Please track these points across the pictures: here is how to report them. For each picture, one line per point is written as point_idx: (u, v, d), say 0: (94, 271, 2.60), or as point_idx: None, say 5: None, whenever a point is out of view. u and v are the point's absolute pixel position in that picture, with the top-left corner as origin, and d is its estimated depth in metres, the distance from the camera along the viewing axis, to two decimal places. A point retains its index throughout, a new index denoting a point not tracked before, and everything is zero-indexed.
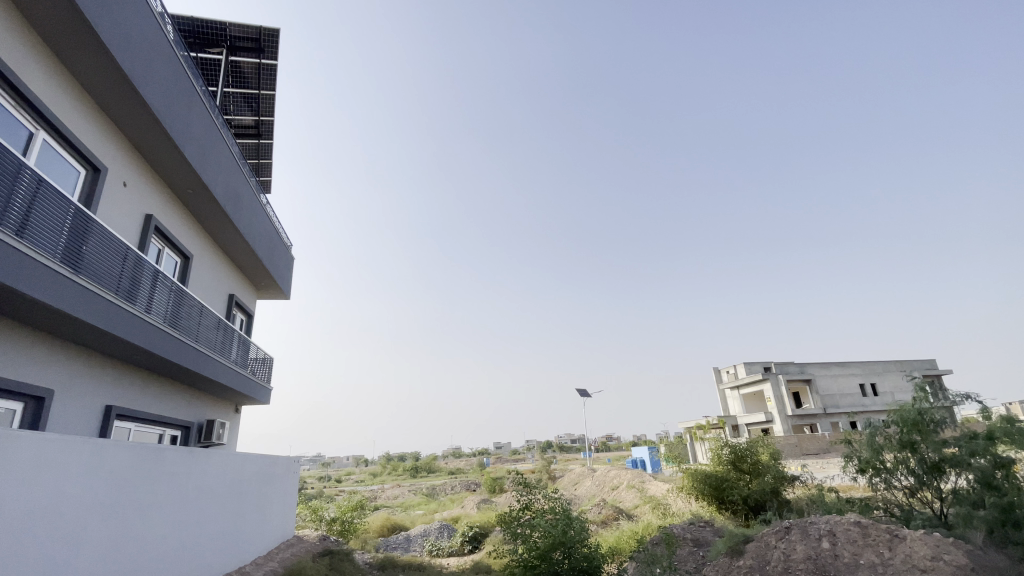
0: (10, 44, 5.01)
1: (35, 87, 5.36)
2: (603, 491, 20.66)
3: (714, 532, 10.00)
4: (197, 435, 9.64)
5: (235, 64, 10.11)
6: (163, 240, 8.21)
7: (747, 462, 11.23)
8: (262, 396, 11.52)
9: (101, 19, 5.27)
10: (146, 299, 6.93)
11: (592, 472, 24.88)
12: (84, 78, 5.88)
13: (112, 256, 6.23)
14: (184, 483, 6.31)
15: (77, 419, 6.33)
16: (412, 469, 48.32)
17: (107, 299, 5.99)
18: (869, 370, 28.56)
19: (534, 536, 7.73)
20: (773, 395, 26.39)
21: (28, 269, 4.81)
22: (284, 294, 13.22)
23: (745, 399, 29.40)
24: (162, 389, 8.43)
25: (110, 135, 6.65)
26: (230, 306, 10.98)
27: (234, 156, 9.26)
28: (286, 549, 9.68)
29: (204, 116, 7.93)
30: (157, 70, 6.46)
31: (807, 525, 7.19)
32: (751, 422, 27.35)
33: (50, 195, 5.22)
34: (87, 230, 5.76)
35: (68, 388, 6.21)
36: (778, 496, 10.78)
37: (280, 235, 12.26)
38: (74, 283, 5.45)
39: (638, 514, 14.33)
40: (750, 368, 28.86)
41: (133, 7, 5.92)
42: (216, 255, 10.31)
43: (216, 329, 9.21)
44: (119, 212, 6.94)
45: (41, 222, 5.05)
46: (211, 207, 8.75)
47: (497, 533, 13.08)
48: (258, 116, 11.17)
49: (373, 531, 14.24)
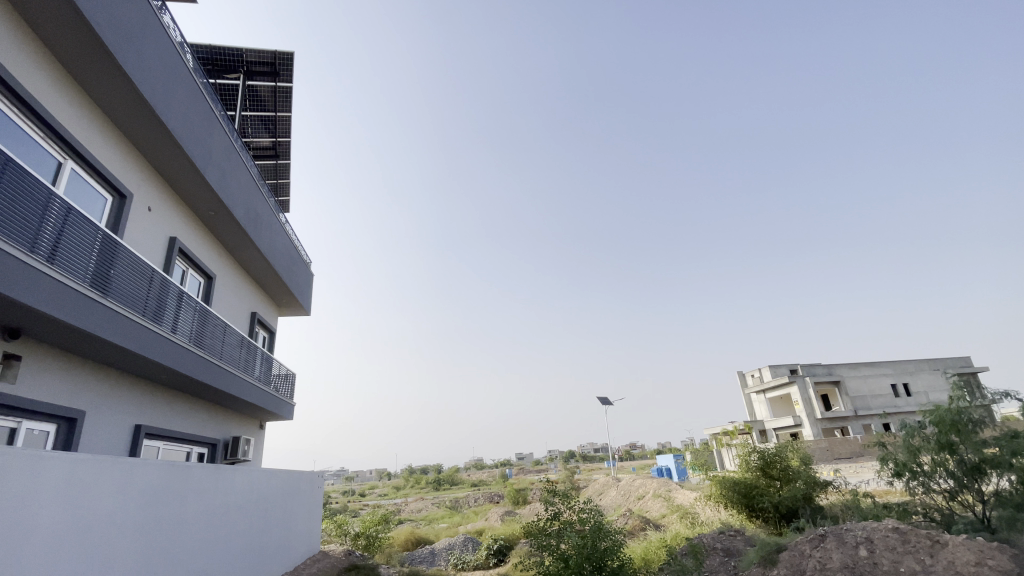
0: (38, 79, 5.23)
1: (63, 119, 5.58)
2: (628, 500, 20.28)
3: (745, 541, 9.72)
4: (223, 452, 9.77)
5: (252, 88, 10.38)
6: (187, 261, 8.41)
7: (777, 468, 10.95)
8: (286, 412, 11.67)
9: (123, 49, 5.47)
10: (171, 319, 7.10)
11: (617, 481, 24.47)
12: (109, 107, 6.09)
13: (139, 278, 6.40)
14: (212, 498, 6.40)
15: (107, 439, 6.48)
16: (435, 482, 48.24)
17: (135, 320, 6.16)
18: (901, 370, 27.68)
19: (562, 547, 7.63)
20: (801, 398, 25.72)
21: (59, 294, 4.98)
22: (305, 311, 13.41)
23: (772, 404, 28.69)
24: (188, 408, 8.58)
25: (134, 161, 6.86)
26: (253, 323, 11.20)
27: (254, 178, 9.52)
28: (312, 564, 9.68)
29: (224, 140, 8.15)
30: (178, 97, 6.67)
31: (843, 533, 6.94)
32: (779, 427, 26.67)
33: (79, 222, 5.40)
34: (114, 254, 5.95)
35: (98, 409, 6.36)
36: (811, 503, 10.43)
37: (300, 253, 12.49)
38: (103, 306, 5.62)
39: (666, 523, 14.03)
40: (776, 371, 28.23)
41: (153, 36, 6.12)
42: (239, 275, 10.54)
43: (240, 346, 9.38)
44: (145, 237, 7.15)
45: (70, 249, 5.23)
46: (233, 227, 8.96)
47: (522, 545, 12.90)
48: (275, 137, 11.42)
49: (398, 545, 14.21)
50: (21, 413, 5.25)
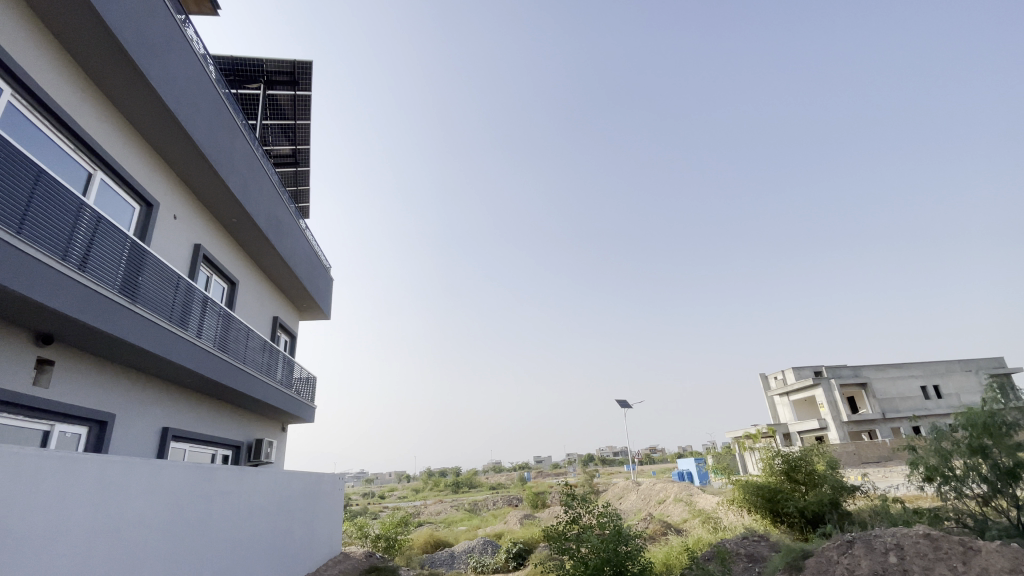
0: (69, 94, 5.44)
1: (93, 132, 5.79)
2: (649, 504, 20.03)
3: (769, 547, 9.51)
4: (246, 454, 9.96)
5: (272, 97, 10.61)
6: (211, 267, 8.62)
7: (802, 472, 10.71)
8: (307, 415, 11.85)
9: (150, 63, 5.66)
10: (196, 324, 7.27)
11: (637, 485, 24.18)
12: (136, 119, 6.29)
13: (165, 285, 6.57)
14: (236, 500, 6.52)
15: (136, 441, 6.66)
16: (454, 484, 48.36)
17: (162, 325, 6.33)
18: (931, 371, 26.84)
19: (582, 551, 7.58)
20: (826, 400, 25.11)
21: (91, 301, 5.16)
22: (325, 315, 13.60)
23: (796, 407, 28.08)
24: (213, 410, 8.76)
25: (160, 171, 7.07)
26: (275, 328, 11.41)
27: (275, 185, 9.71)
28: (333, 566, 9.77)
29: (246, 149, 8.33)
30: (201, 107, 6.84)
31: (872, 538, 6.75)
32: (804, 430, 26.08)
33: (109, 231, 5.59)
34: (142, 262, 6.12)
35: (127, 412, 6.55)
36: (838, 508, 10.14)
37: (320, 258, 12.69)
38: (132, 312, 5.79)
39: (688, 528, 13.82)
40: (800, 373, 27.65)
41: (178, 50, 6.31)
42: (261, 280, 10.77)
43: (262, 350, 9.56)
44: (171, 244, 7.35)
45: (101, 257, 5.40)
46: (255, 234, 9.16)
47: (542, 549, 12.83)
48: (295, 145, 11.65)
49: (417, 547, 14.27)
50: (54, 416, 5.43)
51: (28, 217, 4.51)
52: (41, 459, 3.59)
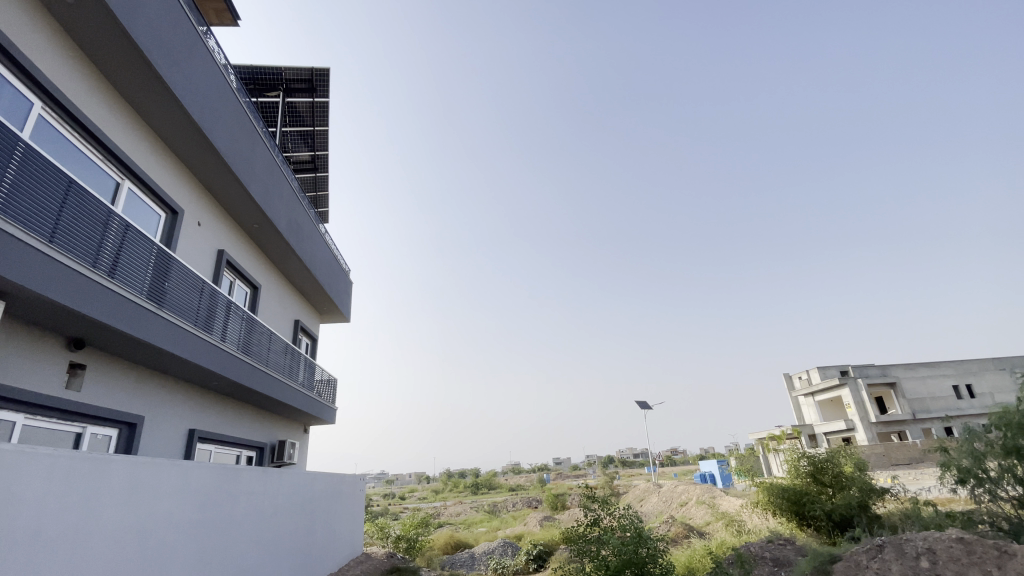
0: (98, 106, 5.63)
1: (121, 143, 5.99)
2: (671, 507, 19.78)
3: (795, 550, 9.31)
4: (270, 455, 10.14)
5: (292, 105, 10.80)
6: (234, 272, 8.81)
7: (828, 475, 10.45)
8: (328, 416, 12.02)
9: (173, 74, 5.82)
10: (220, 328, 7.44)
11: (658, 488, 23.88)
12: (161, 128, 6.47)
13: (191, 290, 6.75)
14: (260, 500, 6.65)
15: (164, 443, 6.84)
16: (473, 486, 48.48)
17: (188, 330, 6.49)
18: (963, 369, 25.96)
19: (603, 553, 7.53)
20: (853, 400, 24.49)
21: (120, 306, 5.32)
22: (345, 318, 13.78)
23: (822, 407, 27.44)
24: (237, 413, 8.95)
25: (184, 179, 7.26)
26: (296, 331, 11.61)
27: (295, 191, 9.89)
28: (355, 565, 9.90)
29: (266, 156, 8.51)
30: (223, 116, 7.00)
31: (902, 543, 6.55)
32: (831, 431, 25.45)
33: (137, 238, 5.76)
34: (168, 268, 6.29)
35: (155, 414, 6.73)
36: (867, 511, 9.85)
37: (339, 262, 12.88)
38: (160, 317, 5.94)
39: (711, 531, 13.61)
40: (826, 373, 27.02)
41: (200, 60, 6.47)
42: (283, 285, 10.98)
43: (284, 353, 9.73)
44: (196, 251, 7.54)
45: (129, 264, 5.56)
46: (276, 239, 9.33)
47: (563, 551, 12.78)
48: (314, 151, 11.85)
49: (438, 548, 14.36)
50: (86, 419, 5.61)
51: (60, 226, 4.68)
52: (73, 461, 3.71)
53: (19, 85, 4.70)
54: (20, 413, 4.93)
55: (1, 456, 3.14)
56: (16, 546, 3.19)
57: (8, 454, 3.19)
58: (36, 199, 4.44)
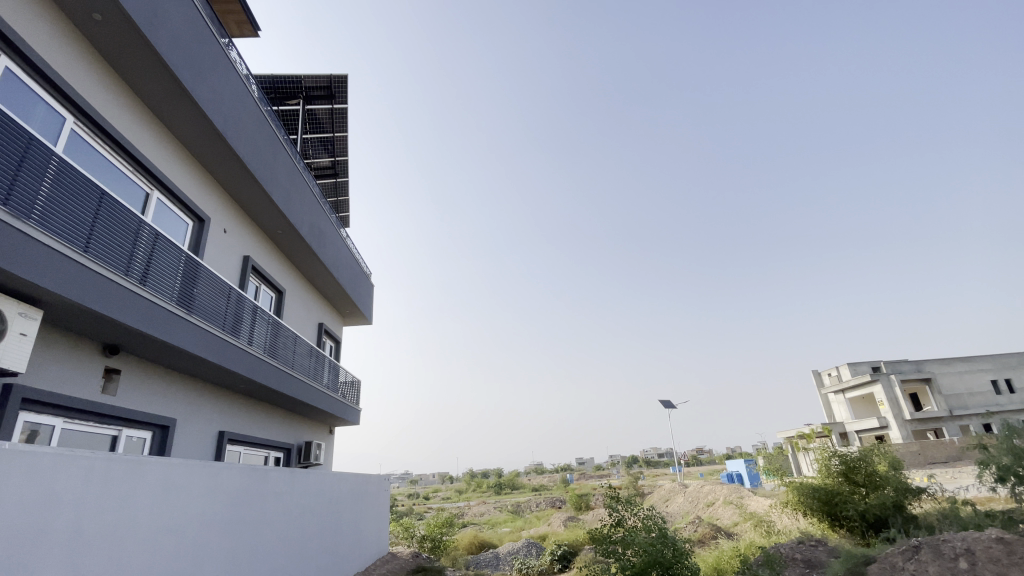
0: (127, 119, 5.83)
1: (149, 154, 6.19)
2: (697, 507, 19.48)
3: (827, 551, 9.08)
4: (297, 456, 10.35)
5: (311, 112, 11.00)
6: (260, 277, 9.01)
7: (861, 474, 10.14)
8: (353, 417, 12.20)
9: (197, 86, 6.00)
10: (247, 332, 7.62)
11: (683, 488, 23.52)
12: (187, 139, 6.66)
13: (218, 296, 6.94)
14: (288, 500, 6.78)
15: (195, 445, 7.03)
16: (496, 486, 48.58)
17: (216, 334, 6.67)
18: (1002, 364, 24.95)
19: (628, 554, 7.44)
20: (886, 397, 23.75)
21: (152, 312, 5.50)
22: (367, 320, 13.96)
23: (853, 404, 26.64)
24: (265, 415, 9.15)
25: (210, 188, 7.46)
26: (320, 334, 11.81)
27: (317, 197, 10.08)
28: (381, 565, 10.00)
29: (288, 163, 8.68)
30: (245, 125, 7.18)
31: (940, 543, 6.33)
32: (863, 429, 24.72)
33: (166, 246, 5.94)
34: (196, 274, 6.48)
35: (186, 416, 6.93)
36: (903, 512, 9.51)
37: (361, 265, 13.06)
38: (189, 322, 6.13)
39: (739, 531, 13.36)
40: (856, 369, 26.26)
41: (223, 72, 6.65)
42: (307, 289, 11.18)
43: (309, 356, 9.92)
44: (222, 257, 7.75)
45: (159, 271, 5.75)
46: (299, 244, 9.52)
47: (587, 551, 12.70)
48: (334, 156, 12.05)
49: (462, 548, 14.44)
50: (122, 422, 5.81)
51: (94, 237, 4.87)
52: (110, 463, 3.84)
53: (52, 102, 4.91)
54: (59, 417, 5.14)
55: (41, 460, 3.28)
56: (54, 547, 3.30)
57: (47, 458, 3.32)
58: (71, 211, 4.63)
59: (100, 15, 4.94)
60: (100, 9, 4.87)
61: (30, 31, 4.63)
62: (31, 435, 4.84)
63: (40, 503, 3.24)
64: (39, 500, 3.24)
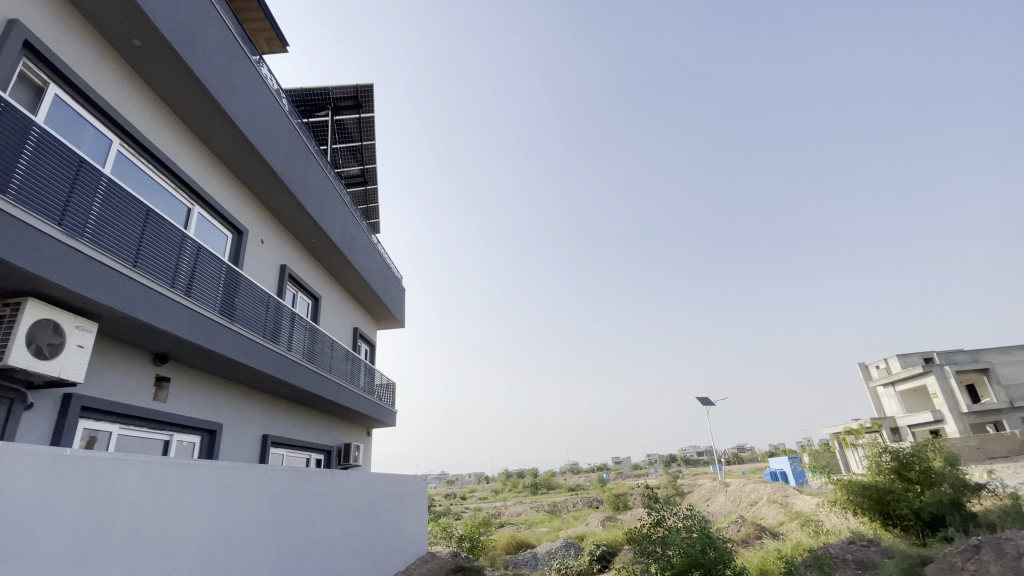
0: (169, 139, 6.12)
1: (190, 172, 6.48)
2: (740, 507, 18.95)
3: (881, 552, 8.68)
4: (337, 458, 10.62)
5: (340, 122, 11.28)
6: (296, 285, 9.30)
7: (915, 471, 9.64)
8: (389, 419, 12.45)
9: (232, 104, 6.25)
10: (286, 338, 7.87)
11: (724, 487, 22.90)
12: (223, 154, 6.93)
13: (258, 304, 7.20)
14: (329, 501, 6.96)
15: (240, 448, 7.31)
16: (532, 486, 48.59)
17: (258, 341, 6.92)
18: None
19: (668, 554, 7.30)
20: (940, 389, 22.56)
21: (197, 322, 5.74)
22: (400, 323, 14.19)
23: (903, 398, 25.43)
24: (305, 418, 9.43)
25: (247, 200, 7.73)
26: (355, 338, 12.09)
27: (348, 205, 10.33)
28: (422, 565, 10.14)
29: (319, 173, 8.93)
30: (278, 138, 7.42)
31: (1002, 542, 5.98)
32: (915, 424, 23.54)
33: (208, 258, 6.20)
34: (236, 284, 6.74)
35: (232, 421, 7.22)
36: (961, 510, 9.02)
37: (392, 270, 13.30)
38: (232, 330, 6.38)
39: (785, 531, 12.93)
40: (907, 361, 25.04)
41: (255, 88, 6.90)
42: (341, 295, 11.45)
43: (346, 359, 10.16)
44: (261, 267, 8.04)
45: (202, 282, 6.01)
46: (332, 252, 9.77)
47: (627, 552, 12.53)
48: (363, 165, 12.33)
49: (501, 548, 14.52)
50: (172, 427, 6.10)
51: (142, 252, 5.13)
52: (163, 467, 4.04)
53: (100, 126, 5.21)
54: (115, 424, 5.43)
55: (100, 463, 3.47)
56: (114, 548, 3.49)
57: (105, 462, 3.51)
58: (120, 228, 4.89)
59: (140, 41, 5.21)
60: (140, 34, 5.13)
61: (78, 60, 4.92)
62: (91, 441, 5.13)
63: (99, 505, 3.42)
64: (99, 503, 3.42)
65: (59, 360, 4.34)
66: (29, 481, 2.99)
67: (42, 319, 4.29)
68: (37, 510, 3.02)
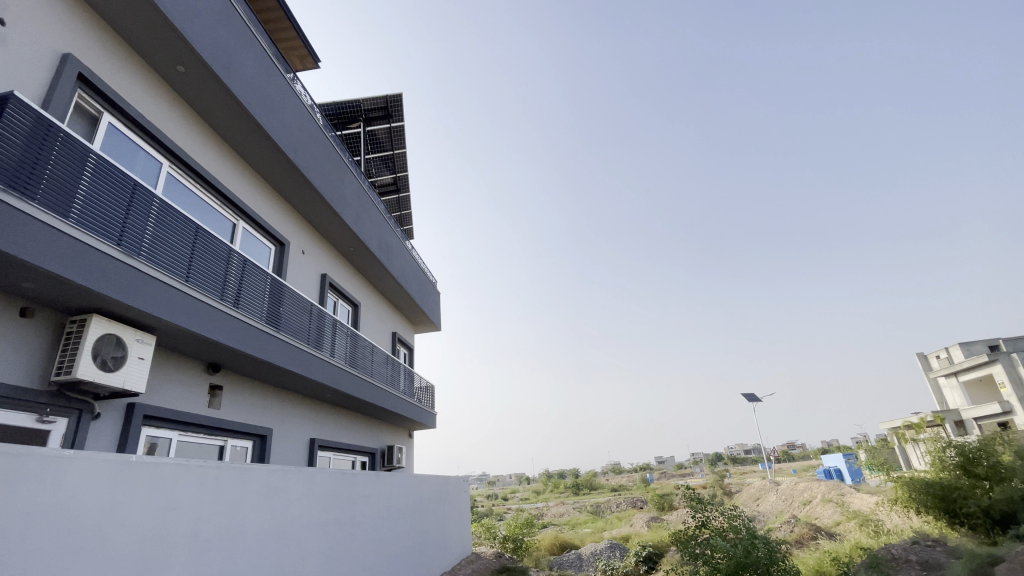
0: (213, 158, 6.43)
1: (234, 188, 6.79)
2: (792, 506, 18.29)
3: (948, 552, 8.18)
4: (381, 460, 10.87)
5: (372, 132, 11.56)
6: (337, 292, 9.57)
7: (982, 466, 9.04)
8: (429, 421, 12.65)
9: (269, 121, 6.51)
10: (329, 344, 8.13)
11: (774, 485, 22.17)
12: (263, 170, 7.21)
13: (302, 312, 7.46)
14: (376, 502, 7.14)
15: (289, 452, 7.60)
16: (575, 487, 48.39)
17: (303, 348, 7.18)
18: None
19: (716, 557, 7.09)
20: (1008, 378, 21.18)
21: (245, 331, 6.01)
22: (436, 327, 14.39)
23: (968, 389, 23.94)
24: (350, 422, 9.70)
25: (287, 213, 8.02)
26: (394, 342, 12.35)
27: (383, 213, 10.56)
28: (466, 565, 10.26)
29: (354, 183, 9.17)
30: (314, 152, 7.68)
31: None
32: (982, 416, 22.12)
33: (253, 270, 6.48)
34: (280, 294, 7.01)
35: (281, 426, 7.50)
36: None
37: (427, 275, 13.51)
38: (278, 339, 6.64)
39: (841, 531, 12.39)
40: (970, 350, 23.60)
41: (291, 104, 7.17)
42: (379, 301, 11.71)
43: (386, 363, 10.41)
44: (303, 276, 8.32)
45: (248, 293, 6.28)
46: (370, 259, 10.01)
47: (673, 553, 12.28)
48: (395, 172, 12.58)
49: (545, 549, 14.52)
50: (226, 433, 6.40)
51: (193, 267, 5.41)
52: (220, 472, 4.24)
53: (151, 151, 5.54)
54: (174, 430, 5.74)
55: (161, 468, 3.69)
56: (177, 549, 3.70)
57: (166, 467, 3.72)
58: (172, 245, 5.17)
59: (183, 67, 5.51)
60: (183, 61, 5.43)
61: (129, 90, 5.24)
62: (153, 447, 5.44)
63: (162, 509, 3.63)
64: (162, 506, 3.64)
65: (122, 371, 4.64)
66: (99, 487, 3.21)
67: (106, 334, 4.59)
68: (107, 514, 3.23)
